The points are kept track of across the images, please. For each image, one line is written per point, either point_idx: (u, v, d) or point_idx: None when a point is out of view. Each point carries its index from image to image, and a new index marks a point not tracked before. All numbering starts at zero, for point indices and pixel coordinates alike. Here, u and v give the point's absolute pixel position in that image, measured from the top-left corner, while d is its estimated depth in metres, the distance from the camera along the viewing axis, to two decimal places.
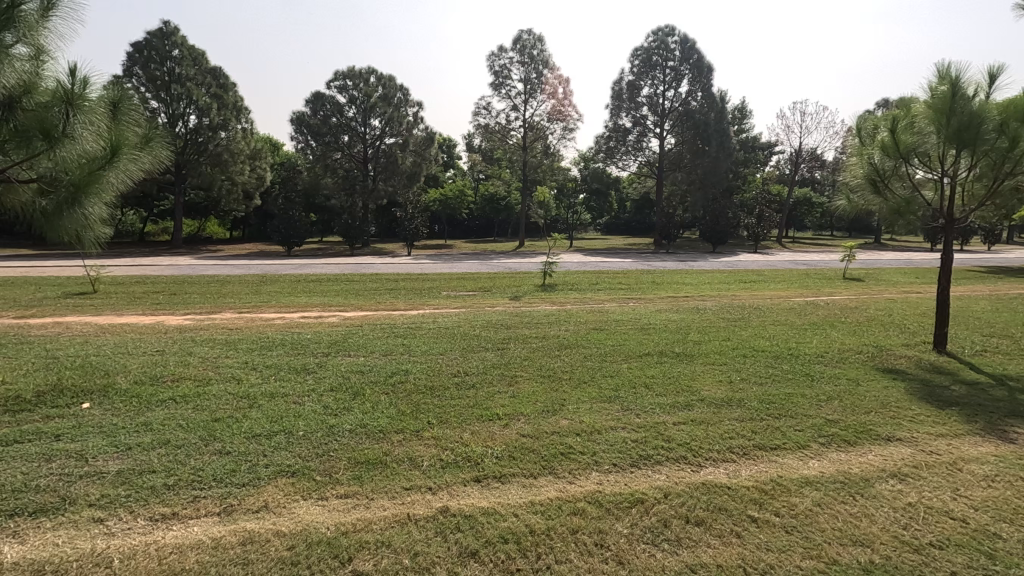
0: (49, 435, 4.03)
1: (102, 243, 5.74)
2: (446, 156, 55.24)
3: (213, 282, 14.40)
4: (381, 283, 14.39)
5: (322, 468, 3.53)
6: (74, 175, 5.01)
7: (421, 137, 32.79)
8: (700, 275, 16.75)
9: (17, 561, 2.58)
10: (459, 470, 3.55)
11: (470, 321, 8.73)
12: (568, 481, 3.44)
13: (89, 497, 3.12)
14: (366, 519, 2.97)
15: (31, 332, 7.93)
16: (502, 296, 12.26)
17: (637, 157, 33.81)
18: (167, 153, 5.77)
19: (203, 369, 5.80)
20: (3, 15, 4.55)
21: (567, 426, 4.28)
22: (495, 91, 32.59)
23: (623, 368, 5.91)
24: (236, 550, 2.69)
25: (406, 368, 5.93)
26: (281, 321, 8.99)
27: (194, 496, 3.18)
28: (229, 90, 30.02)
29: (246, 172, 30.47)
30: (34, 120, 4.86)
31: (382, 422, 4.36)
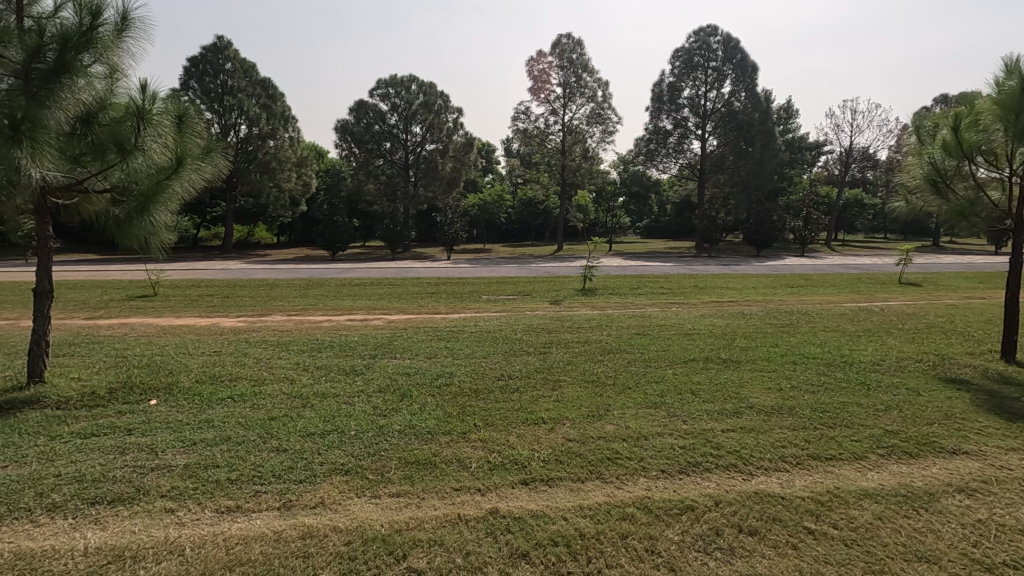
0: (122, 430, 4.30)
1: (167, 250, 6.05)
2: (484, 161, 55.83)
3: (263, 285, 14.98)
4: (422, 286, 14.67)
5: (374, 468, 3.63)
6: (143, 185, 5.36)
7: (461, 143, 33.22)
8: (744, 279, 16.37)
9: (99, 547, 2.75)
10: (508, 472, 3.59)
11: (512, 325, 8.80)
12: (616, 486, 3.43)
13: (161, 488, 3.32)
14: (418, 518, 3.04)
15: (101, 332, 8.46)
16: (542, 299, 12.31)
17: (678, 159, 33.29)
18: (226, 163, 6.07)
19: (258, 370, 6.04)
20: (84, 37, 4.89)
21: (614, 431, 4.26)
22: (534, 96, 32.80)
23: (668, 374, 5.83)
24: (297, 543, 2.80)
25: (450, 371, 6.03)
26: (328, 324, 9.27)
27: (255, 491, 3.32)
28: (277, 100, 31.14)
29: (293, 180, 31.56)
30: (109, 134, 5.19)
31: (430, 423, 4.45)
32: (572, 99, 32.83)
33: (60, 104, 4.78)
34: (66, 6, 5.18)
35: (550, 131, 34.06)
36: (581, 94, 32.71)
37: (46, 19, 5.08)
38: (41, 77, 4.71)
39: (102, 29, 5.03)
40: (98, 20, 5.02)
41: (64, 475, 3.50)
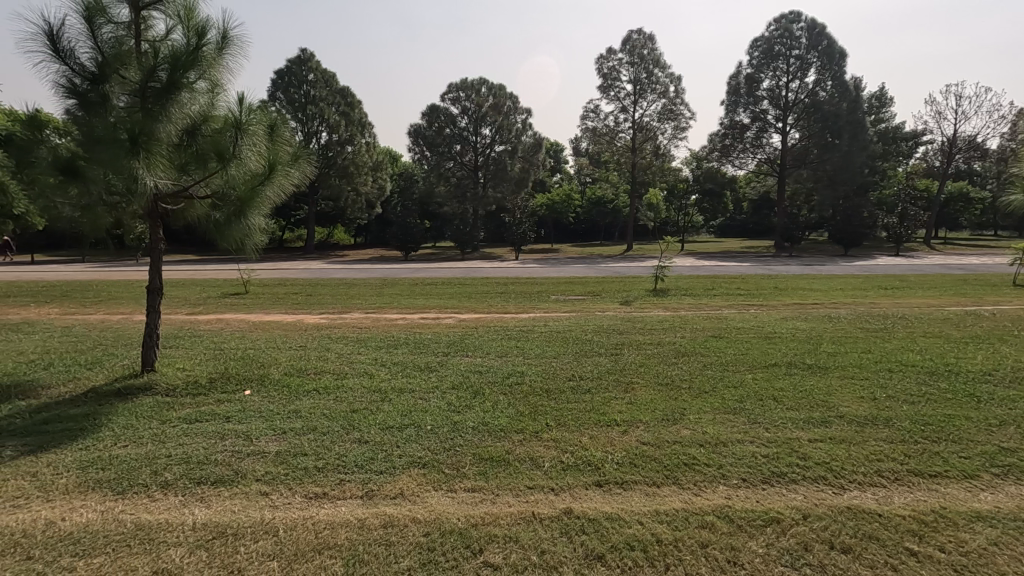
0: (222, 416, 4.67)
1: (259, 252, 6.47)
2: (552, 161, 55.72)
3: (341, 285, 15.72)
4: (491, 286, 14.87)
5: (449, 463, 3.72)
6: (240, 190, 5.78)
7: (530, 143, 33.34)
8: (832, 280, 15.35)
9: (204, 522, 2.99)
10: (581, 473, 3.57)
11: (582, 326, 8.71)
12: (693, 493, 3.32)
13: (255, 472, 3.57)
14: (493, 513, 3.09)
15: (201, 327, 9.21)
16: (612, 300, 12.10)
17: (756, 154, 31.75)
18: (312, 170, 6.44)
19: (340, 364, 6.36)
20: (191, 56, 5.36)
21: (689, 436, 4.14)
22: (603, 94, 32.45)
23: (746, 378, 5.58)
24: (379, 531, 2.92)
25: (521, 370, 6.07)
26: (402, 322, 9.57)
27: (340, 479, 3.50)
28: (355, 107, 32.64)
29: (369, 183, 32.96)
30: (210, 144, 5.61)
31: (503, 421, 4.50)
32: (643, 95, 32.12)
33: (170, 118, 5.28)
34: (176, 29, 5.72)
35: (620, 129, 33.54)
36: (652, 90, 31.92)
37: (158, 41, 5.63)
38: (155, 94, 5.23)
39: (205, 48, 5.51)
40: (203, 40, 5.52)
41: (173, 456, 3.85)
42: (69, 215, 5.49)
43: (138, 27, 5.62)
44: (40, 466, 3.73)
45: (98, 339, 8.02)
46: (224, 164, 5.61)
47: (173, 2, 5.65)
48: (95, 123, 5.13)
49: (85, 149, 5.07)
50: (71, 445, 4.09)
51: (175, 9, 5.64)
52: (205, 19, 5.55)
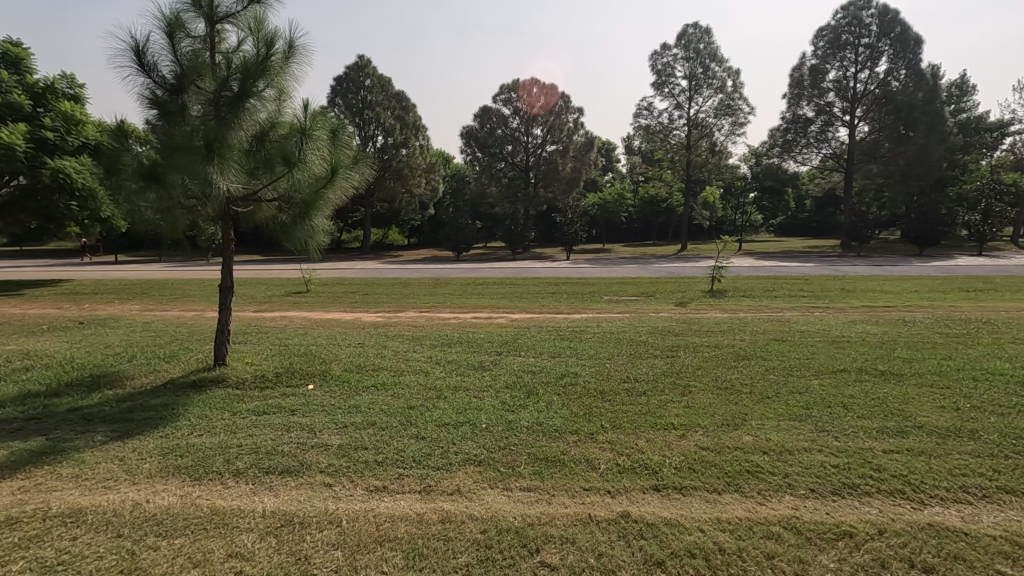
0: (288, 409, 4.89)
1: (321, 252, 6.70)
2: (604, 160, 55.12)
3: (397, 284, 16.13)
4: (543, 286, 14.87)
5: (505, 461, 3.75)
6: (305, 194, 6.01)
7: (581, 142, 33.09)
8: (906, 281, 14.46)
9: (273, 510, 3.14)
10: (638, 476, 3.51)
11: (637, 327, 8.57)
12: (757, 502, 3.20)
13: (320, 465, 3.71)
14: (549, 514, 3.08)
15: (266, 323, 9.68)
16: (666, 301, 11.84)
17: (820, 149, 30.29)
18: (371, 172, 6.62)
19: (396, 362, 6.52)
20: (260, 66, 5.63)
21: (752, 443, 3.98)
22: (657, 91, 31.83)
23: (813, 385, 5.32)
24: (438, 526, 2.97)
25: (575, 371, 6.03)
26: (455, 321, 9.71)
27: (399, 474, 3.59)
28: (409, 111, 33.41)
29: (422, 185, 33.66)
30: (278, 150, 5.87)
31: (557, 421, 4.48)
32: (699, 91, 31.27)
33: (241, 126, 5.57)
34: (247, 41, 6.03)
35: (675, 126, 32.81)
36: (708, 85, 31.03)
37: (231, 53, 5.95)
38: (227, 103, 5.53)
39: (273, 58, 5.79)
40: (271, 50, 5.79)
41: (244, 446, 4.05)
42: (151, 219, 5.87)
43: (212, 40, 5.96)
44: (126, 451, 4.02)
45: (175, 334, 8.57)
46: (290, 169, 5.85)
47: (244, 15, 5.96)
48: (175, 132, 5.48)
49: (165, 157, 5.42)
50: (154, 432, 4.37)
51: (246, 22, 5.95)
52: (273, 30, 5.83)
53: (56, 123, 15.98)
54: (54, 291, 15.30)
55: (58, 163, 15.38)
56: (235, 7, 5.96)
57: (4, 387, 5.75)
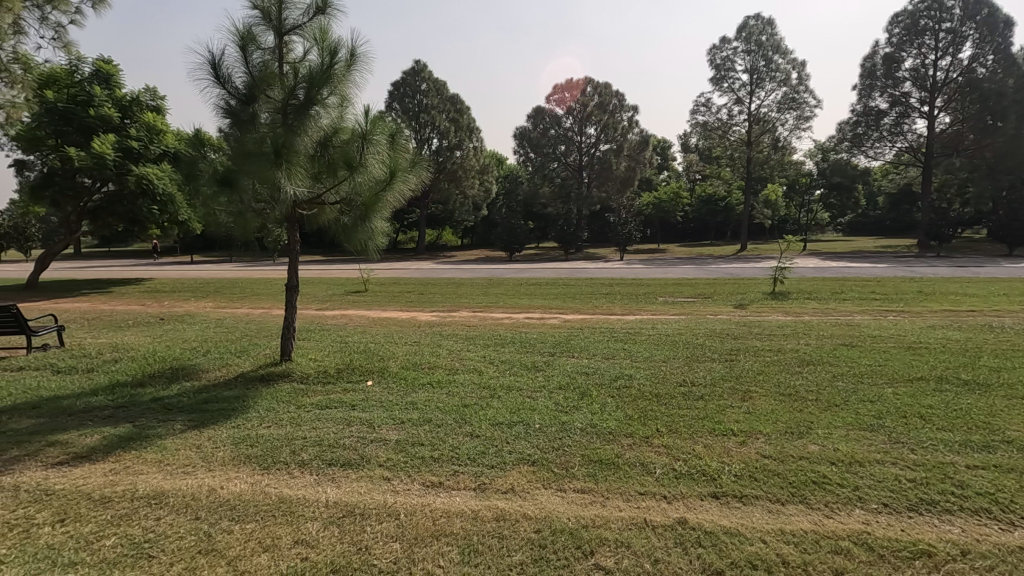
0: (348, 404, 5.07)
1: (380, 252, 6.92)
2: (659, 159, 54.01)
3: (451, 284, 16.39)
4: (597, 287, 14.72)
5: (559, 462, 3.75)
6: (365, 196, 6.24)
7: (636, 141, 32.57)
8: (992, 283, 13.39)
9: (336, 501, 3.27)
10: (696, 483, 3.42)
11: (694, 329, 8.34)
12: (824, 514, 3.05)
13: (379, 458, 3.84)
14: (603, 517, 3.06)
15: (328, 321, 10.08)
16: (724, 303, 11.47)
17: (895, 143, 28.48)
18: (427, 174, 6.78)
19: (451, 361, 6.64)
20: (323, 75, 5.88)
21: (818, 452, 3.80)
22: (716, 87, 30.92)
23: (886, 393, 5.01)
24: (492, 524, 3.01)
25: (629, 373, 5.94)
26: (508, 321, 9.77)
27: (454, 470, 3.66)
28: (464, 113, 33.94)
29: (476, 186, 34.09)
30: (340, 154, 6.09)
31: (611, 424, 4.43)
32: (760, 84, 30.11)
33: (307, 132, 5.85)
34: (312, 50, 6.30)
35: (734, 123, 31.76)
36: (771, 79, 29.82)
37: (297, 63, 6.23)
38: (294, 111, 5.82)
39: (336, 66, 6.02)
40: (335, 58, 6.03)
41: (308, 438, 4.24)
42: (225, 222, 6.23)
43: (281, 51, 6.25)
44: (203, 439, 4.29)
45: (244, 331, 9.06)
46: (352, 173, 6.07)
47: (310, 26, 6.22)
48: (247, 140, 5.81)
49: (237, 163, 5.74)
50: (226, 423, 4.64)
51: (311, 32, 6.21)
52: (336, 39, 6.07)
53: (140, 133, 17.21)
54: (139, 289, 16.53)
55: (142, 170, 16.54)
56: (302, 19, 6.23)
57: (97, 376, 6.27)
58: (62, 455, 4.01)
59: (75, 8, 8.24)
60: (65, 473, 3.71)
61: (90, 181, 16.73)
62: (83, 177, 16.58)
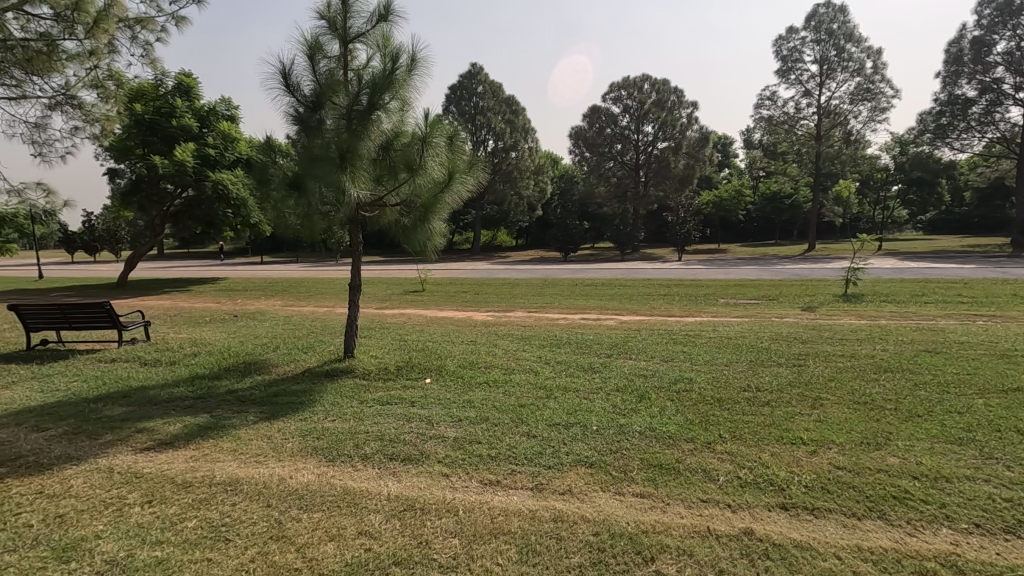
0: (407, 401, 5.20)
1: (438, 253, 7.06)
2: (720, 155, 52.33)
3: (506, 284, 16.48)
4: (654, 288, 14.37)
5: (617, 465, 3.69)
6: (425, 198, 6.40)
7: (696, 138, 31.71)
8: None
9: (396, 495, 3.36)
10: (763, 492, 3.28)
11: (758, 332, 8.01)
12: (906, 532, 2.85)
13: (437, 455, 3.91)
14: (664, 523, 2.98)
15: (387, 319, 10.37)
16: (791, 305, 10.92)
17: (985, 133, 26.29)
18: (484, 175, 6.86)
19: (508, 360, 6.69)
20: (385, 81, 6.07)
21: (898, 465, 3.56)
22: (782, 79, 29.61)
23: (976, 405, 4.62)
24: (550, 524, 3.00)
25: (689, 377, 5.77)
26: (564, 322, 9.73)
27: (511, 469, 3.67)
28: (520, 114, 34.15)
29: (531, 187, 34.20)
30: (400, 157, 6.26)
31: (671, 428, 4.32)
32: (831, 75, 28.57)
33: (370, 136, 6.05)
34: (375, 57, 6.50)
35: (802, 116, 30.30)
36: (843, 68, 28.23)
37: (361, 70, 6.44)
38: (358, 117, 6.03)
39: (398, 71, 6.19)
40: (396, 63, 6.21)
41: (370, 432, 4.38)
42: (293, 224, 6.51)
43: (346, 59, 6.48)
44: (274, 431, 4.52)
45: (310, 328, 9.47)
46: (412, 175, 6.22)
47: (373, 33, 6.41)
48: (314, 145, 6.06)
49: (305, 167, 5.99)
50: (294, 415, 4.86)
51: (374, 40, 6.41)
52: (398, 45, 6.25)
53: (216, 142, 18.38)
54: (215, 288, 17.62)
55: (218, 176, 17.59)
56: (366, 27, 6.44)
57: (179, 369, 6.74)
58: (149, 441, 4.33)
59: (161, 27, 8.82)
60: (152, 458, 4.00)
61: (172, 187, 18.02)
62: (166, 184, 17.87)
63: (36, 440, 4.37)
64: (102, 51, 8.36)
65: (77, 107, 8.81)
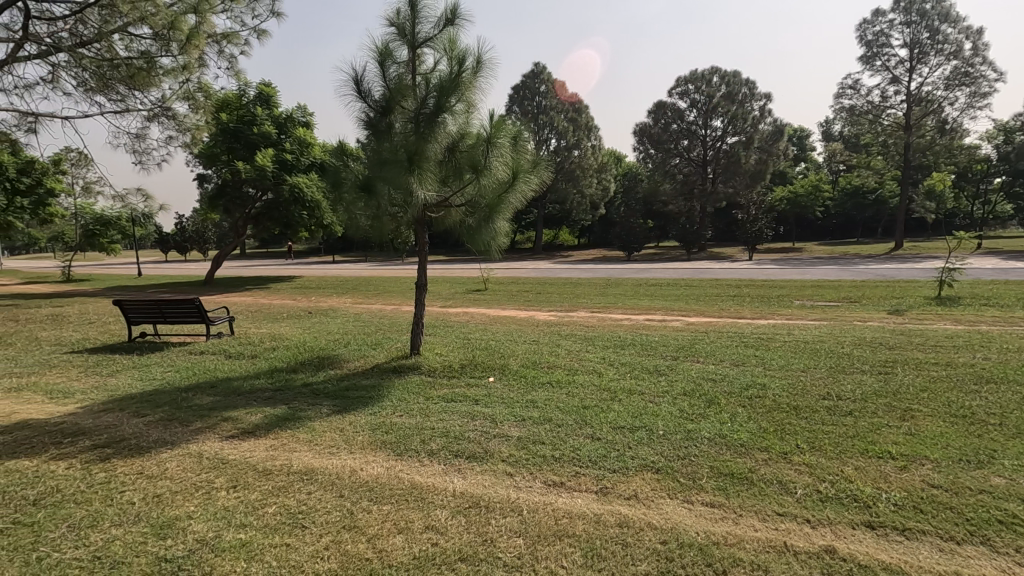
0: (471, 399, 5.27)
1: (502, 252, 7.12)
2: (796, 149, 49.67)
3: (569, 284, 16.38)
4: (723, 289, 13.81)
5: (685, 472, 3.57)
6: (489, 198, 6.46)
7: (769, 131, 30.28)
8: None
9: (462, 491, 3.41)
10: (846, 509, 3.07)
11: (838, 336, 7.53)
12: (1015, 563, 2.58)
13: (501, 454, 3.94)
14: (736, 535, 2.86)
15: (452, 318, 10.57)
16: (875, 309, 10.17)
17: None
18: (548, 173, 6.83)
19: (570, 360, 6.64)
20: (451, 84, 6.18)
21: (1002, 486, 3.23)
22: (866, 66, 27.73)
23: None
24: (615, 529, 2.95)
25: (762, 382, 5.49)
26: (628, 323, 9.54)
27: (576, 471, 3.65)
28: (583, 112, 33.91)
29: (593, 185, 33.84)
30: (465, 158, 6.35)
31: (743, 436, 4.14)
32: (923, 60, 26.44)
33: (436, 138, 6.19)
34: (442, 61, 6.63)
35: (888, 105, 28.24)
36: (937, 52, 26.04)
37: (429, 74, 6.59)
38: (425, 120, 6.17)
39: (464, 74, 6.30)
40: (463, 66, 6.31)
41: (436, 429, 4.47)
42: (364, 225, 6.75)
43: (414, 63, 6.63)
44: (345, 424, 4.70)
45: (378, 325, 9.80)
46: (477, 176, 6.30)
47: (440, 37, 6.54)
48: (383, 148, 6.27)
49: (374, 170, 6.19)
50: (364, 410, 5.05)
51: (441, 44, 6.54)
52: (465, 48, 6.35)
53: (293, 147, 19.39)
54: (291, 286, 18.61)
55: (294, 180, 18.57)
56: (433, 31, 6.58)
57: (259, 362, 7.17)
58: (233, 429, 4.63)
59: (244, 40, 9.40)
60: (237, 445, 4.28)
61: (253, 191, 19.20)
62: (248, 188, 19.07)
63: (138, 425, 4.79)
64: (193, 65, 8.99)
65: (172, 118, 9.55)
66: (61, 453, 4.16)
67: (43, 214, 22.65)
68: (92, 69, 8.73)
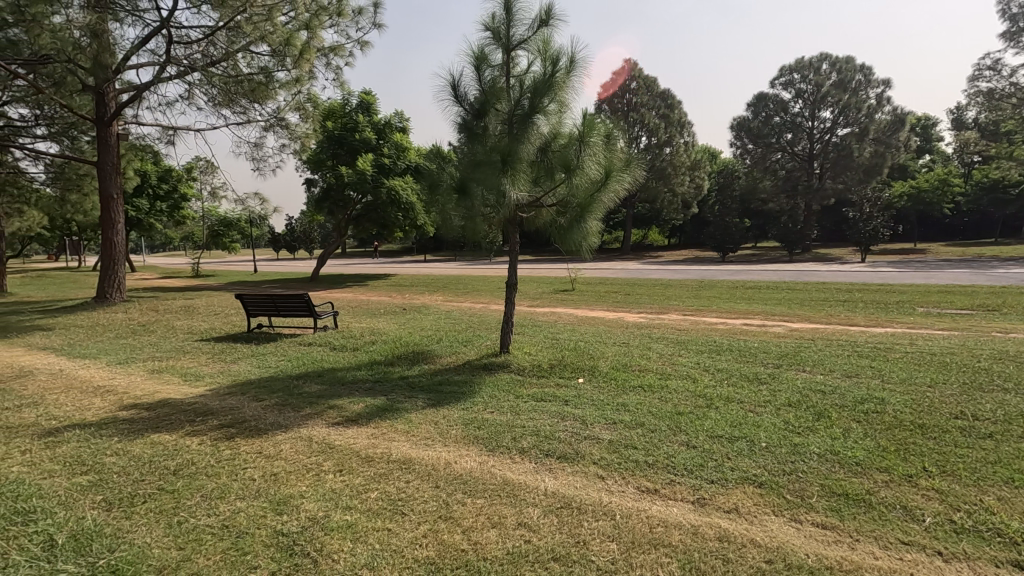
0: (561, 399, 5.27)
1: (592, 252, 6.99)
2: (920, 140, 44.83)
3: (659, 285, 15.86)
4: (832, 293, 12.75)
5: (792, 488, 3.34)
6: (581, 198, 6.39)
7: (887, 121, 27.60)
8: None
9: (554, 490, 3.42)
10: (988, 544, 2.72)
11: (969, 348, 6.71)
12: None
13: (592, 456, 3.90)
14: (853, 561, 2.63)
15: (539, 318, 10.61)
16: (1018, 318, 8.94)
17: None
18: (641, 170, 6.61)
19: (662, 364, 6.44)
20: (545, 85, 6.22)
21: None
22: (1010, 44, 24.46)
23: None
24: (714, 543, 2.82)
25: (881, 397, 4.98)
26: (723, 327, 9.08)
27: (671, 479, 3.53)
28: (675, 107, 32.81)
29: (685, 183, 32.64)
30: (557, 158, 6.34)
31: (859, 454, 3.79)
32: None
33: (529, 139, 6.25)
34: (536, 62, 6.68)
35: None
36: None
37: (522, 75, 6.67)
38: (519, 122, 6.27)
39: (557, 74, 6.30)
40: (556, 66, 6.32)
41: (527, 427, 4.52)
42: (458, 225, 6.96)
43: (508, 66, 6.74)
44: (439, 417, 4.87)
45: (469, 324, 10.03)
46: (569, 176, 6.27)
47: (534, 39, 6.58)
48: (477, 151, 6.44)
49: (468, 172, 6.37)
50: (457, 404, 5.21)
51: (535, 45, 6.58)
52: (558, 49, 6.35)
53: (390, 151, 20.40)
54: (388, 283, 19.57)
55: (391, 182, 19.52)
56: (528, 33, 6.64)
57: (360, 355, 7.62)
58: (339, 417, 4.96)
59: (349, 52, 10.06)
60: (342, 432, 4.57)
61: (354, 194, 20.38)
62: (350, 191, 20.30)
63: (257, 408, 5.27)
64: (304, 78, 9.73)
65: (285, 127, 10.42)
66: (195, 430, 4.67)
67: (177, 217, 25.41)
68: (220, 85, 9.75)
